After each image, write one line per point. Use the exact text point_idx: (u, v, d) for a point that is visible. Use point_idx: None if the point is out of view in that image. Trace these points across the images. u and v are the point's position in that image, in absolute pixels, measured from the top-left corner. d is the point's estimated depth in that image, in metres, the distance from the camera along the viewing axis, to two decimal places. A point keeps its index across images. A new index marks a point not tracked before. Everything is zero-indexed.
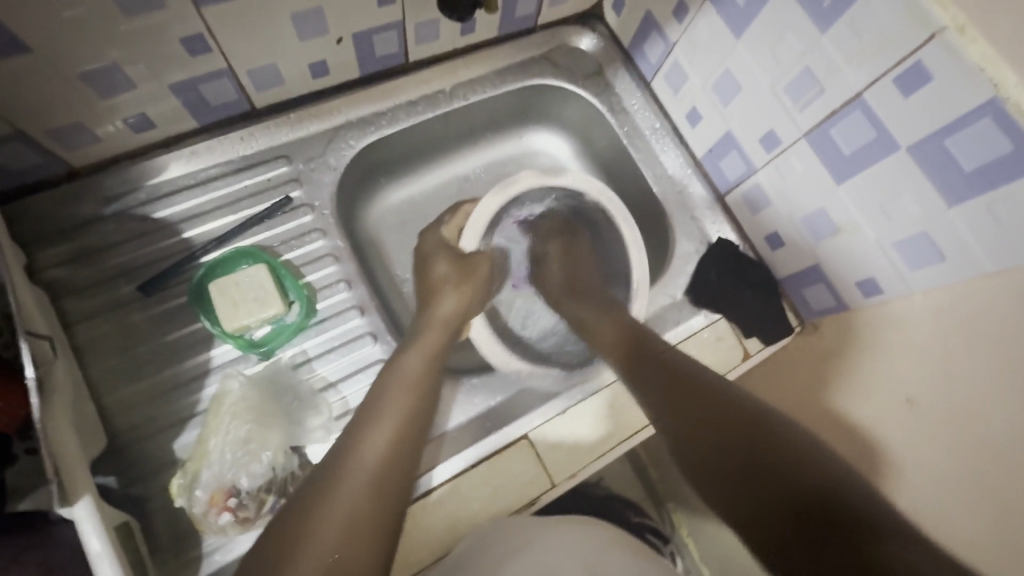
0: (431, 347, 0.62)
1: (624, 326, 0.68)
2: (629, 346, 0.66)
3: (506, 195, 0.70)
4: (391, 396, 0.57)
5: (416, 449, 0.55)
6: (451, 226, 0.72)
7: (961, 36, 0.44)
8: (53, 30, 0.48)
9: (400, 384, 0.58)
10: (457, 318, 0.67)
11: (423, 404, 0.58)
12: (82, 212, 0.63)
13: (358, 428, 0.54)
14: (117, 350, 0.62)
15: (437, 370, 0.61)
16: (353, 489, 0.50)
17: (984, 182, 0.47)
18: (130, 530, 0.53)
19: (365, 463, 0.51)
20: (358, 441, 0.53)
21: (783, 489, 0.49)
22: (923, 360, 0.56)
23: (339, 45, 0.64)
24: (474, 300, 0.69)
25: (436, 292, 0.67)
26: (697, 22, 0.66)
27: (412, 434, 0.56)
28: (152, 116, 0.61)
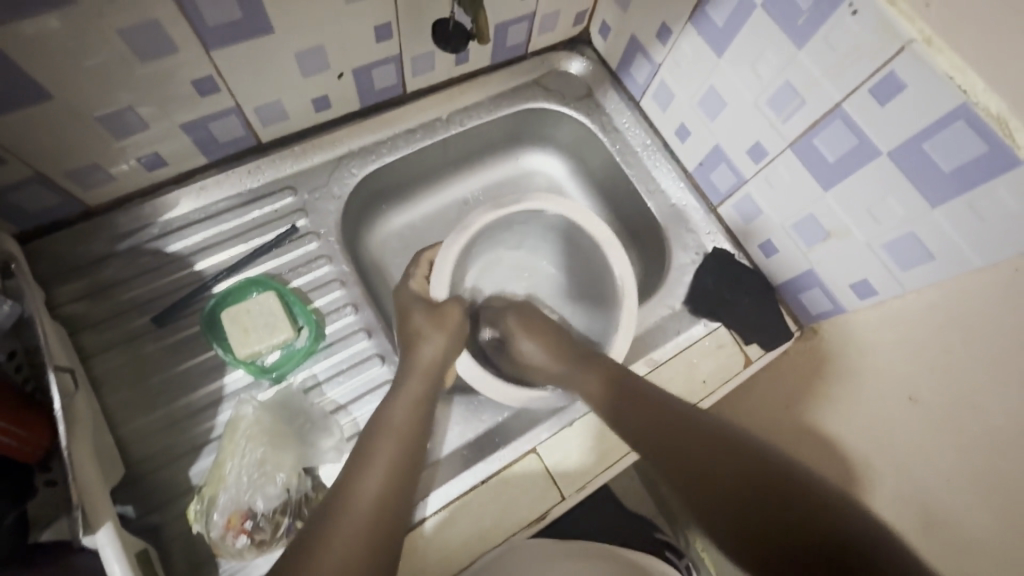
0: (421, 383, 0.63)
1: (606, 370, 0.63)
2: (612, 388, 0.61)
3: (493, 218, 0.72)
4: (380, 443, 0.58)
5: (409, 495, 0.56)
6: (417, 278, 0.73)
7: (928, 47, 0.46)
8: (73, 77, 0.51)
9: (388, 430, 0.59)
10: (436, 368, 0.64)
11: (414, 450, 0.59)
12: (98, 248, 0.65)
13: (347, 477, 0.55)
14: (132, 381, 0.63)
15: (427, 403, 0.63)
16: (345, 540, 0.50)
17: (964, 182, 0.49)
18: (149, 558, 0.54)
19: (367, 493, 0.54)
20: (354, 477, 0.55)
21: (748, 497, 0.50)
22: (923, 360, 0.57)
23: (340, 80, 0.68)
24: (455, 349, 0.66)
25: (416, 340, 0.65)
26: (681, 44, 0.70)
27: (408, 466, 0.57)
28: (164, 154, 0.64)
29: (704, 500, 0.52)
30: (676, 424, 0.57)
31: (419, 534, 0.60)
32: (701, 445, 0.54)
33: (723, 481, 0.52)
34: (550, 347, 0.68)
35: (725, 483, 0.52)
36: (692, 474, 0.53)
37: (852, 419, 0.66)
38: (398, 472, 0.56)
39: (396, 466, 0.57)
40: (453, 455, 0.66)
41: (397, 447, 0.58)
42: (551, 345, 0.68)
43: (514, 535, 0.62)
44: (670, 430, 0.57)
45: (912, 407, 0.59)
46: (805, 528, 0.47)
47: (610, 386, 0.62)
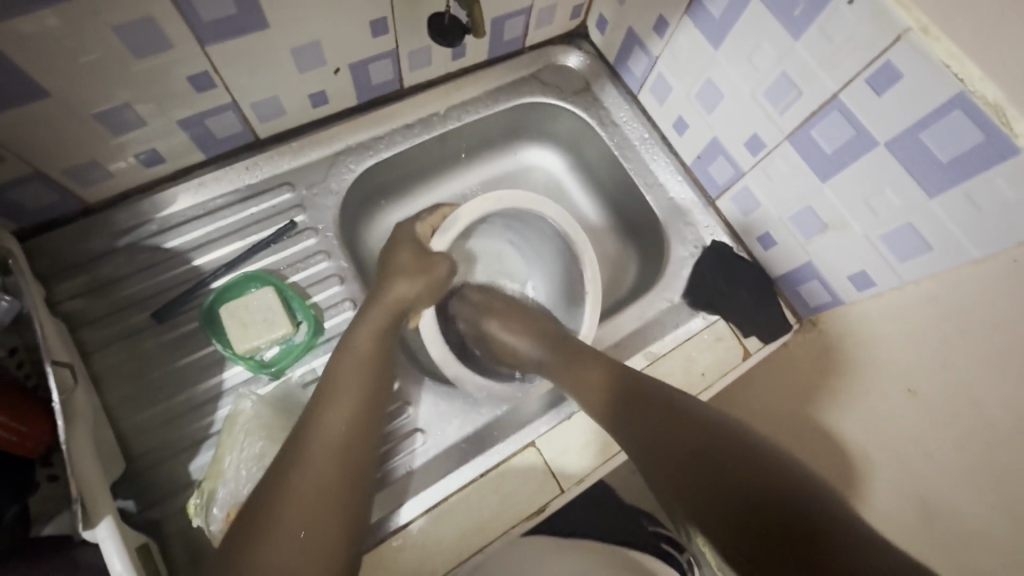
0: (376, 324, 0.62)
1: (608, 370, 0.63)
2: (615, 381, 0.62)
3: (499, 206, 0.70)
4: (344, 370, 0.58)
5: (378, 411, 0.58)
6: (425, 223, 0.71)
7: (925, 36, 0.46)
8: (69, 74, 0.51)
9: (349, 356, 0.60)
10: (402, 306, 0.65)
11: (377, 373, 0.60)
12: (96, 245, 0.66)
13: (315, 404, 0.56)
14: (132, 377, 0.63)
15: (384, 344, 0.62)
16: (319, 458, 0.53)
17: (961, 172, 0.49)
18: (149, 551, 0.54)
19: (332, 433, 0.54)
20: (317, 416, 0.55)
21: (737, 495, 0.50)
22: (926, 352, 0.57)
23: (337, 76, 0.68)
24: (425, 296, 0.66)
25: (387, 281, 0.65)
26: (678, 36, 0.69)
27: (371, 404, 0.57)
28: (161, 150, 0.64)
29: (692, 495, 0.52)
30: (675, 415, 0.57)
31: (417, 527, 0.61)
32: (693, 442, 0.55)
33: (710, 476, 0.52)
34: (527, 333, 0.71)
35: (709, 481, 0.52)
36: (682, 471, 0.54)
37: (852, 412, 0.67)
38: (365, 393, 0.58)
39: (363, 389, 0.58)
40: (451, 449, 0.66)
41: (361, 372, 0.59)
42: (527, 330, 0.71)
43: (512, 529, 0.62)
44: (665, 428, 0.57)
45: (912, 398, 0.59)
46: (787, 523, 0.47)
47: (609, 385, 0.62)
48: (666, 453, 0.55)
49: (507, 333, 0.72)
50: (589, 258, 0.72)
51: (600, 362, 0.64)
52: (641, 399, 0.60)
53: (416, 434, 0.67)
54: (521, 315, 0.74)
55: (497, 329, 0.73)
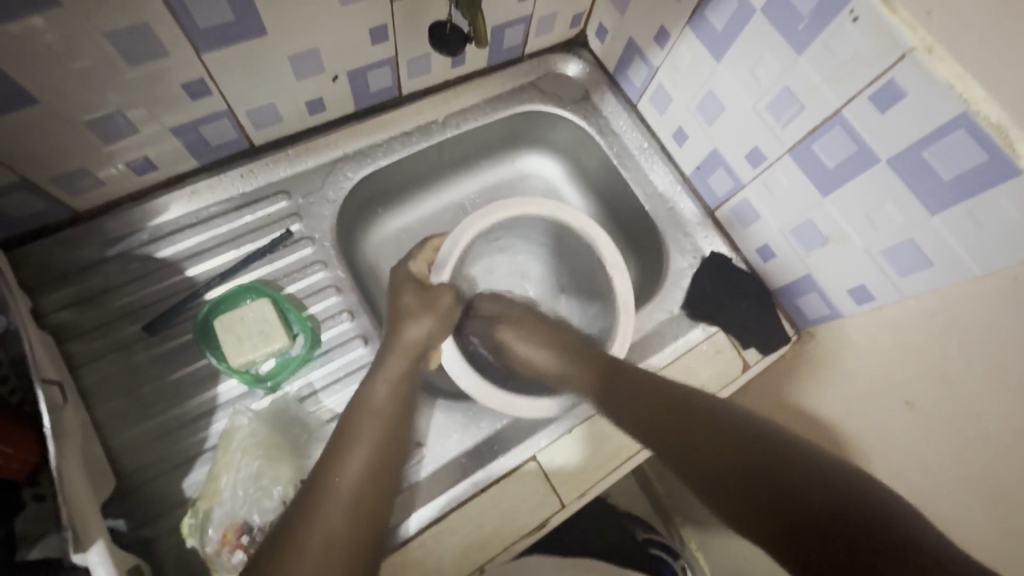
0: (394, 371, 0.62)
1: (591, 353, 0.66)
2: (586, 365, 0.65)
3: (492, 218, 0.71)
4: (362, 424, 0.58)
5: (394, 468, 0.57)
6: (418, 260, 0.72)
7: (929, 56, 0.46)
8: (59, 81, 0.50)
9: (368, 411, 0.59)
10: (419, 347, 0.65)
11: (395, 426, 0.59)
12: (85, 254, 0.64)
13: (328, 460, 0.55)
14: (122, 391, 0.62)
15: (404, 391, 0.62)
16: (332, 518, 0.52)
17: (964, 190, 0.49)
18: (142, 573, 0.53)
19: (346, 483, 0.54)
20: (332, 465, 0.55)
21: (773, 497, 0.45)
22: (922, 380, 0.57)
23: (335, 83, 0.66)
24: (439, 331, 0.66)
25: (398, 320, 0.66)
26: (679, 48, 0.69)
27: (388, 453, 0.57)
28: (153, 157, 0.62)
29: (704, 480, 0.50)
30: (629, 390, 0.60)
31: (416, 545, 0.60)
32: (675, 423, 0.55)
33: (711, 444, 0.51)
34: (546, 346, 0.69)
35: (733, 474, 0.49)
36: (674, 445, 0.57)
37: (860, 434, 0.66)
38: (382, 450, 0.57)
39: (380, 445, 0.57)
40: (451, 463, 0.66)
41: (378, 426, 0.58)
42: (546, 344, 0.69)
43: (512, 545, 0.61)
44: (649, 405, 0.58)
45: (908, 411, 0.60)
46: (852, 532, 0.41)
47: (588, 363, 0.65)
48: (656, 443, 0.56)
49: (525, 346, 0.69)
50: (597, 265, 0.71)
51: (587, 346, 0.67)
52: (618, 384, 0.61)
53: (416, 449, 0.65)
54: (541, 327, 0.71)
55: (515, 344, 0.70)
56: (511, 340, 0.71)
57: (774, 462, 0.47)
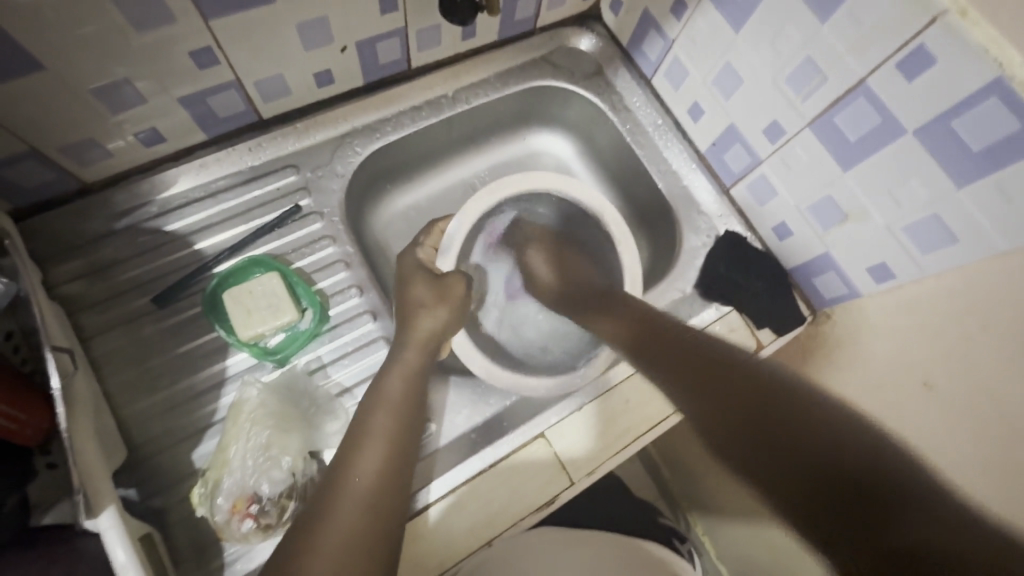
0: (409, 366, 0.61)
1: (639, 315, 0.67)
2: (635, 329, 0.66)
3: (492, 198, 0.71)
4: (376, 418, 0.57)
5: (408, 463, 0.57)
6: (426, 247, 0.70)
7: (962, 18, 0.44)
8: (66, 47, 0.49)
9: (381, 404, 0.58)
10: (435, 339, 0.64)
11: (409, 422, 0.58)
12: (96, 227, 0.64)
13: (343, 456, 0.56)
14: (132, 363, 0.62)
15: (417, 387, 0.61)
16: (346, 515, 0.52)
17: (994, 161, 0.47)
18: (153, 541, 0.53)
19: (359, 481, 0.54)
20: (346, 463, 0.55)
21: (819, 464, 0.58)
22: (948, 363, 0.55)
23: (343, 54, 0.65)
24: (454, 322, 0.66)
25: (412, 313, 0.64)
26: (696, 19, 0.67)
27: (402, 449, 0.57)
28: (161, 129, 0.62)
29: (757, 463, 0.61)
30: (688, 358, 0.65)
31: (423, 519, 0.60)
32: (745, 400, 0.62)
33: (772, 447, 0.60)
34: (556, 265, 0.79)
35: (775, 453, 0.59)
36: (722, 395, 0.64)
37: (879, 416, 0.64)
38: (396, 444, 0.56)
39: (395, 441, 0.57)
40: (460, 439, 0.65)
41: (391, 420, 0.58)
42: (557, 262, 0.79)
43: (521, 521, 0.61)
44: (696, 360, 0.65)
45: (927, 393, 0.58)
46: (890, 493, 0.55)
47: (637, 327, 0.67)
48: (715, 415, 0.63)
49: (542, 266, 0.79)
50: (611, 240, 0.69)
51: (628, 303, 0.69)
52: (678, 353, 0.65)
53: (427, 423, 0.65)
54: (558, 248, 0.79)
55: (539, 265, 0.80)
56: (535, 256, 0.80)
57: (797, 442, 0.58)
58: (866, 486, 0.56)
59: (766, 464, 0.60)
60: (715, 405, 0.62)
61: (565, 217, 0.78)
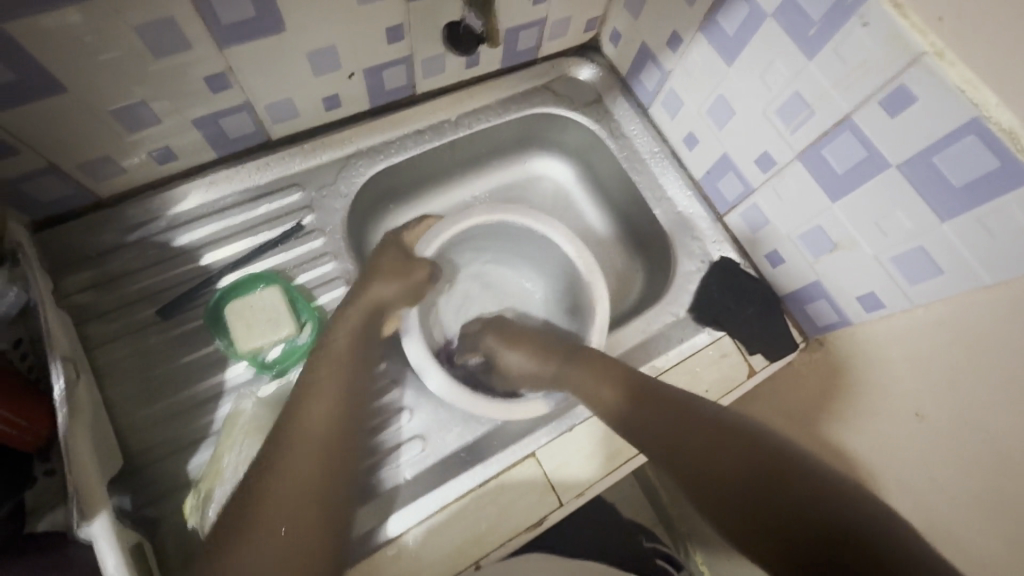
0: (353, 324, 0.63)
1: (618, 374, 0.62)
2: (625, 389, 0.61)
3: (438, 241, 0.72)
4: (320, 375, 0.58)
5: (353, 426, 0.57)
6: (412, 232, 0.73)
7: (940, 60, 0.46)
8: (86, 70, 0.52)
9: (328, 358, 0.60)
10: (379, 307, 0.65)
11: (354, 378, 0.60)
12: (106, 239, 0.66)
13: (290, 407, 0.56)
14: (134, 373, 0.63)
15: (363, 344, 0.63)
16: (292, 466, 0.52)
17: (975, 197, 0.48)
18: (143, 550, 0.54)
19: (308, 430, 0.54)
20: (292, 415, 0.55)
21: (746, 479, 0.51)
22: (937, 393, 0.56)
23: (351, 80, 0.68)
24: (405, 298, 0.67)
25: (365, 284, 0.65)
26: (691, 52, 0.70)
27: (348, 407, 0.58)
28: (174, 147, 0.64)
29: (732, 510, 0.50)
30: (678, 413, 0.57)
31: (410, 538, 0.60)
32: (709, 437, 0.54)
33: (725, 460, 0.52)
34: (532, 353, 0.69)
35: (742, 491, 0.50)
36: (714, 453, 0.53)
37: (868, 445, 0.65)
38: (341, 399, 0.58)
39: (340, 393, 0.58)
40: (450, 457, 0.66)
41: (339, 376, 0.59)
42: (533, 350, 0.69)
43: (509, 541, 0.61)
44: (669, 419, 0.57)
45: (916, 424, 0.59)
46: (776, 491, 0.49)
47: (625, 394, 0.60)
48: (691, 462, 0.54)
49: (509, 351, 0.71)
50: (588, 265, 0.72)
51: (602, 357, 0.64)
52: (652, 399, 0.59)
53: (416, 441, 0.67)
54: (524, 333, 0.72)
55: (498, 349, 0.72)
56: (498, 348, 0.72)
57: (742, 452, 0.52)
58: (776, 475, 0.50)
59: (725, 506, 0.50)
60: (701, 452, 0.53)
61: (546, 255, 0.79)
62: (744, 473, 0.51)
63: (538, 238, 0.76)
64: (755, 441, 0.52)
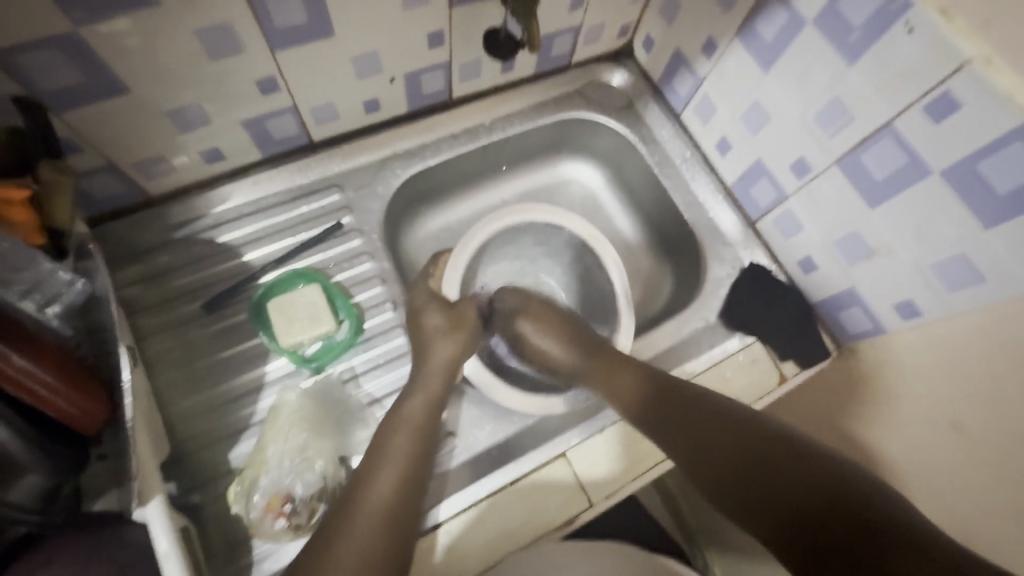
0: (433, 391, 0.63)
1: (642, 378, 0.64)
2: (648, 396, 0.62)
3: (468, 249, 0.75)
4: (398, 436, 0.59)
5: (422, 484, 0.57)
6: (436, 278, 0.74)
7: (988, 67, 0.46)
8: (149, 73, 0.54)
9: (404, 423, 0.60)
10: (451, 364, 0.66)
11: (427, 443, 0.60)
12: (155, 236, 0.69)
13: (364, 471, 0.57)
14: (178, 365, 0.66)
15: (437, 411, 0.63)
16: (364, 523, 0.52)
17: (1022, 203, 0.48)
18: (188, 534, 0.56)
19: (378, 491, 0.55)
20: (366, 480, 0.56)
21: (780, 496, 0.50)
22: (974, 401, 0.55)
23: (391, 84, 0.70)
24: (467, 347, 0.68)
25: (430, 342, 0.66)
26: (726, 58, 0.70)
27: (416, 467, 0.58)
28: (222, 147, 0.67)
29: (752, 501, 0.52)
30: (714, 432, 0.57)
31: (443, 532, 0.61)
32: (746, 454, 0.54)
33: (763, 491, 0.52)
34: (564, 342, 0.70)
35: (767, 475, 0.52)
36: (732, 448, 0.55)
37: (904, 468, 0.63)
38: (411, 464, 0.57)
39: (412, 457, 0.58)
40: (481, 454, 0.67)
41: (412, 439, 0.59)
42: (564, 339, 0.70)
43: (539, 538, 0.62)
44: (703, 418, 0.58)
45: (951, 432, 0.58)
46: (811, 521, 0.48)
47: (647, 396, 0.62)
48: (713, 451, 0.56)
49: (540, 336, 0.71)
50: (614, 263, 0.75)
51: (636, 369, 0.65)
52: (676, 421, 0.59)
53: (448, 437, 0.68)
54: (558, 319, 0.72)
55: (529, 333, 0.72)
56: (529, 332, 0.72)
57: (772, 469, 0.52)
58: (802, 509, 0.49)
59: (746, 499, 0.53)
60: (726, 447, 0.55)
61: (574, 249, 0.81)
62: (786, 486, 0.51)
63: (569, 233, 0.79)
64: (794, 454, 0.52)
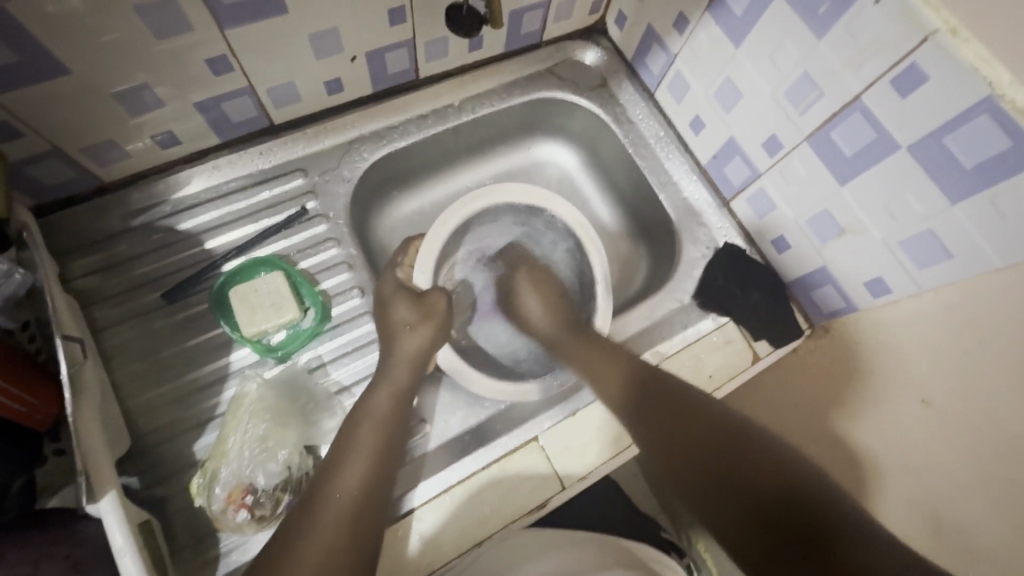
0: (400, 384, 0.62)
1: (625, 373, 0.62)
2: (631, 389, 0.61)
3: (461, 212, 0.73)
4: (361, 434, 0.57)
5: (390, 479, 0.56)
6: (404, 268, 0.72)
7: (954, 37, 0.45)
8: (91, 53, 0.52)
9: (369, 420, 0.59)
10: (421, 356, 0.64)
11: (395, 437, 0.59)
12: (111, 223, 0.66)
13: (328, 467, 0.55)
14: (139, 356, 0.64)
15: (404, 404, 0.61)
16: (327, 524, 0.51)
17: (987, 176, 0.47)
18: (150, 529, 0.55)
19: (343, 490, 0.53)
20: (329, 479, 0.54)
21: (750, 502, 0.51)
22: (950, 379, 0.55)
23: (353, 63, 0.68)
24: (439, 338, 0.66)
25: (396, 333, 0.65)
26: (697, 34, 0.69)
27: (383, 462, 0.56)
28: (178, 132, 0.64)
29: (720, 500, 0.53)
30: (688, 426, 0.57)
31: (414, 519, 0.61)
32: (713, 451, 0.54)
33: (734, 485, 0.52)
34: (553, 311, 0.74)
35: (731, 477, 0.52)
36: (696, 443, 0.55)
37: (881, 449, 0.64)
38: (376, 459, 0.56)
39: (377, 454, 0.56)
40: (453, 440, 0.67)
41: (377, 435, 0.58)
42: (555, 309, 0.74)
43: (511, 523, 0.62)
44: (674, 413, 0.58)
45: (922, 408, 0.58)
46: (784, 518, 0.49)
47: (630, 388, 0.61)
48: (681, 447, 0.56)
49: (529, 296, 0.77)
50: (594, 247, 0.73)
51: (620, 360, 0.64)
52: (665, 411, 0.58)
53: (420, 425, 0.67)
54: (550, 284, 0.78)
55: (525, 292, 0.78)
56: (523, 288, 0.78)
57: (740, 472, 0.52)
58: (776, 510, 0.49)
59: (716, 493, 0.53)
60: (693, 441, 0.56)
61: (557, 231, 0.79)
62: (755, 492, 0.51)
63: (548, 215, 0.77)
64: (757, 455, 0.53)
